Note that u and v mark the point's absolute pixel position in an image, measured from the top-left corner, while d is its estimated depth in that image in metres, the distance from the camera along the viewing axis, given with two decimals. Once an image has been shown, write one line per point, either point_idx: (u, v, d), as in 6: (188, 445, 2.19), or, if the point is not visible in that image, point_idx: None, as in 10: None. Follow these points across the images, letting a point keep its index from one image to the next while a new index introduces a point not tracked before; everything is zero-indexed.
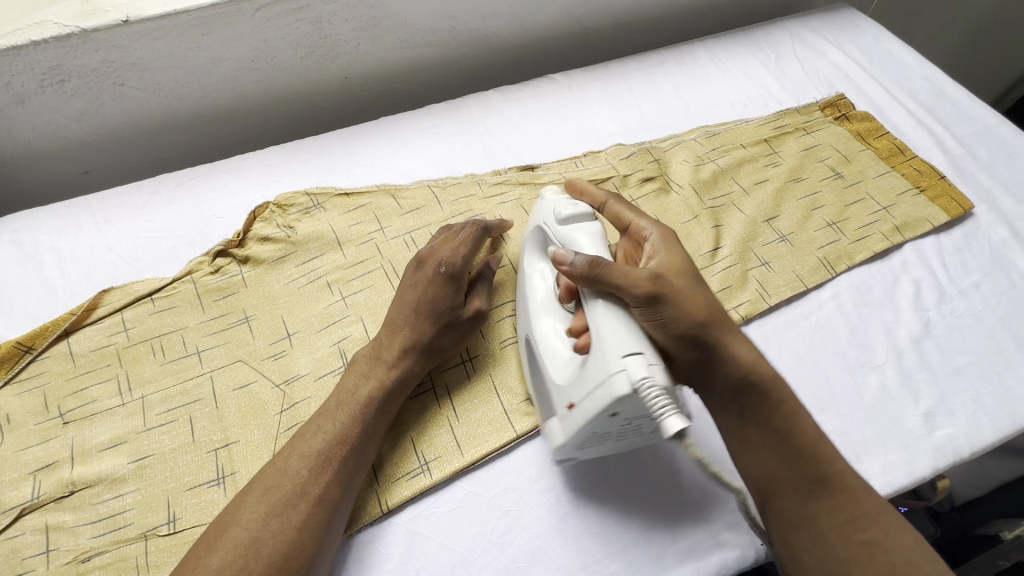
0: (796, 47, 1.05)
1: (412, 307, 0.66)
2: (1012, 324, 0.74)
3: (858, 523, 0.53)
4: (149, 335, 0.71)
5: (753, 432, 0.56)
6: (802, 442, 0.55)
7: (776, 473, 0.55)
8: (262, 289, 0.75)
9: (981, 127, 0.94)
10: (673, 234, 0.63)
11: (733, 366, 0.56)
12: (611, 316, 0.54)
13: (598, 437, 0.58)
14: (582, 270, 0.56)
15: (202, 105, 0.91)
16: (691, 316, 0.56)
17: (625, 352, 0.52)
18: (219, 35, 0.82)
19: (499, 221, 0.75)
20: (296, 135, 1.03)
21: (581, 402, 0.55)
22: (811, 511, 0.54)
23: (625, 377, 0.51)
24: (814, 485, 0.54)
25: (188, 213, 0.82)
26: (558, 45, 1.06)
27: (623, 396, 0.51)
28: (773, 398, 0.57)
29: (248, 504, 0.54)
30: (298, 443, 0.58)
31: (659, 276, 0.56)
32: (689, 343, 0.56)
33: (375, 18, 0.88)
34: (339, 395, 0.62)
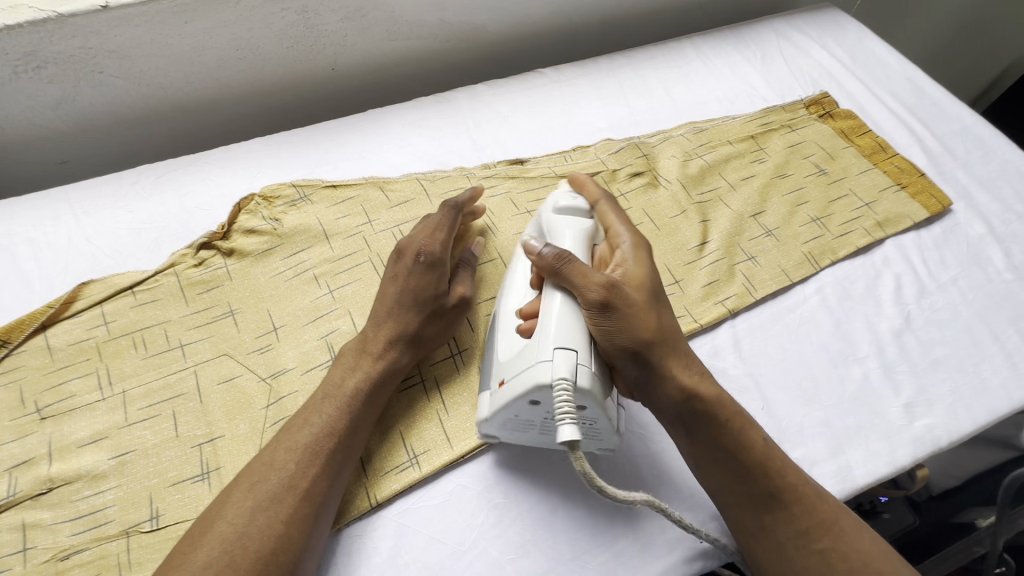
0: (782, 46, 1.06)
1: (395, 299, 0.66)
2: (989, 317, 0.76)
3: (814, 533, 0.54)
4: (131, 328, 0.69)
5: (702, 448, 0.57)
6: (752, 458, 0.56)
7: (730, 486, 0.56)
8: (247, 282, 0.74)
9: (959, 126, 0.96)
10: (646, 246, 0.63)
11: (673, 387, 0.57)
12: (562, 307, 0.57)
13: (519, 424, 0.59)
14: (547, 260, 0.58)
15: (184, 94, 0.89)
16: (638, 331, 0.56)
17: (558, 345, 0.54)
18: (202, 23, 0.80)
19: (470, 192, 0.74)
20: (281, 127, 1.02)
21: (508, 380, 0.57)
22: (766, 524, 0.55)
23: (550, 367, 0.53)
24: (767, 499, 0.55)
25: (170, 205, 0.80)
26: (548, 40, 1.07)
27: (544, 385, 0.53)
28: (722, 417, 0.57)
29: (235, 500, 0.53)
30: (285, 437, 0.57)
31: (617, 284, 0.57)
32: (631, 358, 0.56)
33: (363, 8, 0.87)
34: (326, 388, 0.61)
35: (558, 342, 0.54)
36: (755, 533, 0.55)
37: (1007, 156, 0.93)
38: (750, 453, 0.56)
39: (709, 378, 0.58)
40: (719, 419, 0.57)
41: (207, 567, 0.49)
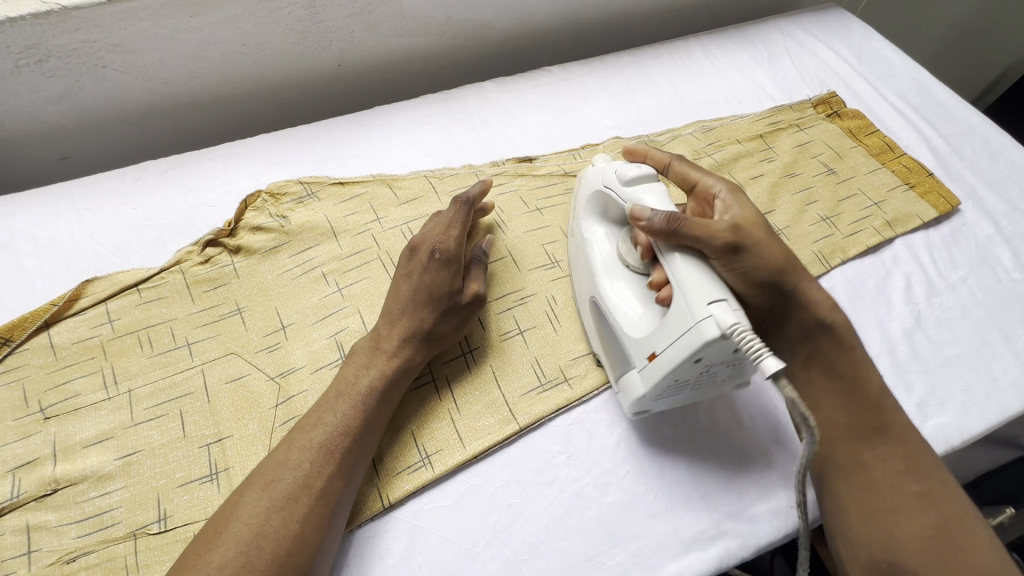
0: (788, 45, 1.07)
1: (409, 296, 0.65)
2: (998, 316, 0.76)
3: (913, 475, 0.58)
4: (136, 327, 0.68)
5: (819, 376, 0.64)
6: (868, 391, 0.62)
7: (837, 418, 0.62)
8: (254, 280, 0.73)
9: (965, 127, 0.97)
10: (741, 190, 0.66)
11: (807, 313, 0.64)
12: (689, 271, 0.55)
13: (674, 389, 0.59)
14: (662, 228, 0.57)
15: (188, 89, 0.88)
16: (770, 261, 0.62)
17: (711, 299, 0.53)
18: (208, 18, 0.79)
19: (479, 183, 0.72)
20: (285, 124, 1.00)
21: (664, 350, 0.56)
22: (866, 458, 0.60)
23: (712, 321, 0.52)
24: (871, 435, 0.60)
25: (174, 202, 0.79)
26: (555, 38, 1.06)
27: (712, 341, 0.51)
28: (847, 343, 0.64)
29: (248, 499, 0.52)
30: (299, 435, 0.56)
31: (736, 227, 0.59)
32: (767, 288, 0.62)
33: (370, 4, 0.86)
34: (339, 387, 0.60)
35: (709, 297, 0.53)
36: (857, 478, 0.60)
37: (1013, 157, 0.93)
38: (865, 388, 0.62)
39: (835, 306, 0.65)
40: (837, 346, 0.64)
41: (221, 568, 0.48)
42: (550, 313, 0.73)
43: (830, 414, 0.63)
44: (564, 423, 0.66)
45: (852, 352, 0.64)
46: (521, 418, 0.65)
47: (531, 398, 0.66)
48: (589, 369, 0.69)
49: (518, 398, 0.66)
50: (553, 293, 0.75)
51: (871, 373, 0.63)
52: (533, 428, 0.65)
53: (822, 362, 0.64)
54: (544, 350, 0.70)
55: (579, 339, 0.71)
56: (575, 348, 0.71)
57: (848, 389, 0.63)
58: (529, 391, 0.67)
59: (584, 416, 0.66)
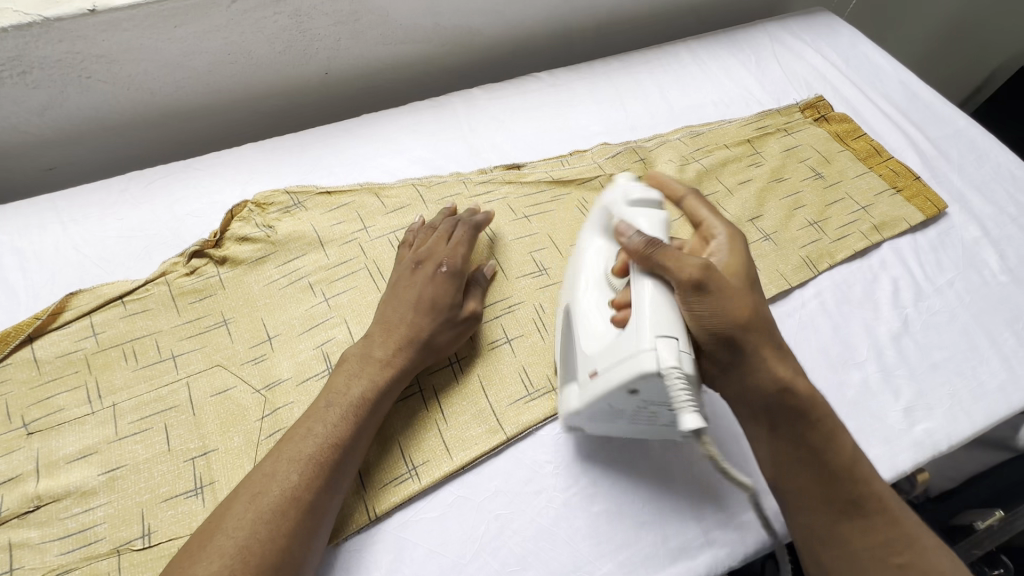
0: (776, 50, 1.07)
1: (411, 305, 0.66)
2: (985, 320, 0.77)
3: (895, 547, 0.54)
4: (121, 340, 0.67)
5: (785, 445, 0.58)
6: (838, 461, 0.56)
7: (809, 491, 0.56)
8: (240, 290, 0.72)
9: (952, 130, 0.97)
10: (740, 236, 0.65)
11: (767, 377, 0.57)
12: (653, 297, 0.55)
13: (609, 413, 0.59)
14: (638, 247, 0.57)
15: (174, 99, 0.88)
16: (730, 315, 0.56)
17: (660, 334, 0.52)
18: (193, 27, 0.79)
19: (486, 214, 0.74)
20: (274, 132, 1.00)
21: (604, 370, 0.55)
22: (843, 530, 0.55)
23: (655, 356, 0.52)
24: (847, 506, 0.55)
25: (160, 213, 0.79)
26: (544, 44, 1.06)
27: (649, 375, 0.52)
28: (814, 412, 0.57)
29: (235, 510, 0.51)
30: (287, 447, 0.55)
31: (712, 266, 0.57)
32: (723, 343, 0.57)
33: (356, 12, 0.86)
34: (330, 396, 0.59)
35: (660, 330, 0.52)
36: (834, 553, 0.55)
37: (999, 159, 0.93)
38: (837, 459, 0.56)
39: (801, 372, 0.59)
40: (806, 416, 0.57)
41: None
42: (538, 321, 0.73)
43: (800, 485, 0.57)
44: (551, 432, 0.65)
45: (820, 421, 0.57)
46: (508, 428, 0.64)
47: (518, 408, 0.66)
48: None
49: (505, 408, 0.66)
50: (541, 301, 0.74)
51: (843, 434, 0.58)
52: (521, 437, 0.65)
53: (789, 433, 0.57)
54: (532, 358, 0.70)
55: None
56: None
57: (814, 458, 0.56)
58: (517, 401, 0.66)
59: (571, 425, 0.66)
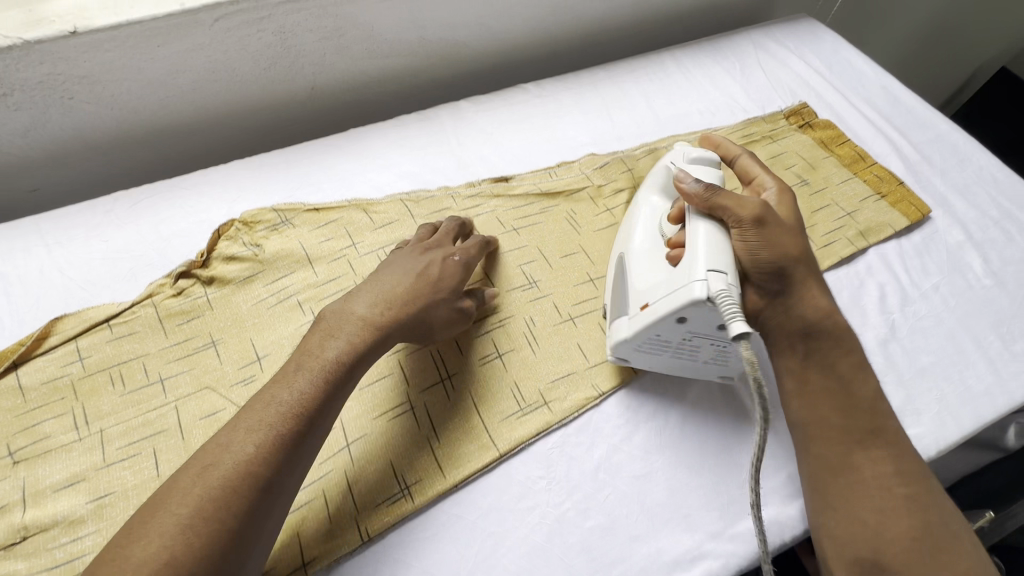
0: (760, 57, 1.08)
1: (412, 275, 0.65)
2: (970, 323, 0.77)
3: (903, 479, 0.58)
4: (107, 364, 0.67)
5: (815, 376, 0.63)
6: (860, 396, 0.62)
7: (829, 420, 0.62)
8: (229, 310, 0.72)
9: (935, 134, 0.98)
10: (789, 189, 0.70)
11: (807, 308, 0.64)
12: (706, 237, 0.61)
13: (655, 345, 0.65)
14: (697, 193, 0.64)
15: (159, 117, 0.87)
16: (785, 248, 0.63)
17: (711, 268, 0.58)
18: (176, 46, 0.78)
19: (464, 218, 0.77)
20: (261, 148, 1.00)
21: (655, 302, 0.62)
22: (857, 459, 0.60)
23: (705, 284, 0.57)
24: (864, 438, 0.60)
25: (146, 233, 0.78)
26: (530, 55, 1.07)
27: (700, 300, 0.57)
28: (840, 343, 0.65)
29: (182, 485, 0.49)
30: (246, 416, 0.53)
31: (768, 207, 0.64)
32: (774, 274, 0.63)
33: (341, 28, 0.87)
34: (301, 358, 0.57)
35: (711, 265, 0.59)
36: (845, 478, 0.59)
37: (981, 163, 0.95)
38: (860, 391, 0.63)
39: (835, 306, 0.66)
40: (836, 344, 0.64)
41: (143, 563, 0.44)
42: (529, 334, 0.73)
43: (825, 413, 0.62)
44: (544, 447, 0.65)
45: (847, 353, 0.64)
46: (501, 444, 0.64)
47: (510, 424, 0.66)
48: (568, 392, 0.69)
49: (498, 424, 0.66)
50: (531, 313, 0.75)
51: (866, 377, 0.64)
52: (513, 453, 0.65)
53: (821, 363, 0.63)
54: (522, 374, 0.70)
55: (559, 361, 0.71)
56: (554, 371, 0.70)
57: (844, 389, 0.63)
58: (508, 416, 0.66)
59: (564, 439, 0.66)
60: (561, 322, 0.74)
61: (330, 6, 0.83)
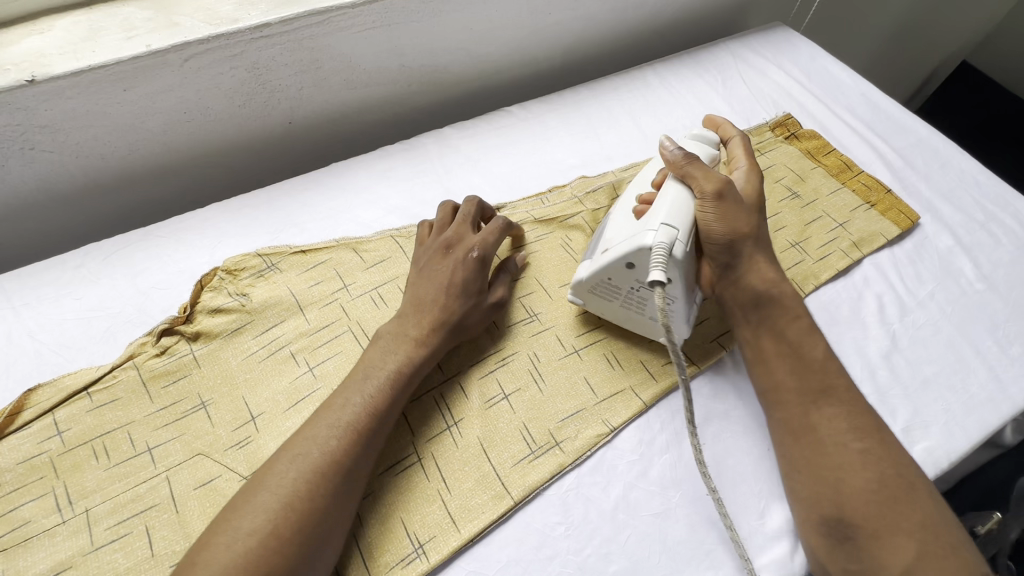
0: (740, 68, 1.08)
1: (441, 286, 0.67)
2: (967, 330, 0.78)
3: (857, 433, 0.60)
4: (88, 437, 0.62)
5: (769, 343, 0.67)
6: (812, 359, 0.64)
7: (785, 383, 0.64)
8: (217, 367, 0.68)
9: (916, 138, 1.00)
10: (759, 170, 0.74)
11: (756, 278, 0.68)
12: (674, 197, 0.67)
13: (607, 290, 0.70)
14: (675, 159, 0.69)
15: (129, 162, 0.82)
16: (736, 223, 0.67)
17: (665, 221, 0.64)
18: (143, 89, 0.74)
19: (473, 199, 0.75)
20: (240, 187, 0.96)
21: (611, 247, 0.67)
22: (813, 418, 0.61)
23: (654, 234, 0.63)
24: (818, 396, 0.62)
25: (122, 288, 0.74)
26: (512, 76, 1.05)
27: (643, 246, 0.63)
28: (791, 312, 0.68)
29: (280, 466, 0.53)
30: (328, 412, 0.57)
31: (732, 184, 0.68)
32: (725, 247, 0.68)
33: (317, 60, 0.83)
34: (368, 368, 0.62)
35: (666, 220, 0.64)
36: (804, 436, 0.61)
37: (962, 166, 0.96)
38: (811, 354, 0.65)
39: (787, 282, 0.70)
40: (786, 314, 0.67)
41: (251, 534, 0.49)
42: (534, 371, 0.71)
43: (781, 378, 0.64)
44: (559, 490, 0.63)
45: (798, 320, 0.67)
46: (515, 492, 0.62)
47: (524, 468, 0.64)
48: (580, 430, 0.67)
49: (510, 469, 0.64)
50: (535, 349, 0.73)
51: (818, 343, 0.66)
52: (529, 499, 0.62)
53: (771, 329, 0.67)
54: (531, 413, 0.68)
55: (566, 397, 0.69)
56: (563, 409, 0.68)
57: (794, 354, 0.65)
58: (520, 461, 0.64)
59: (579, 480, 0.64)
60: (565, 356, 0.72)
61: (305, 38, 0.80)
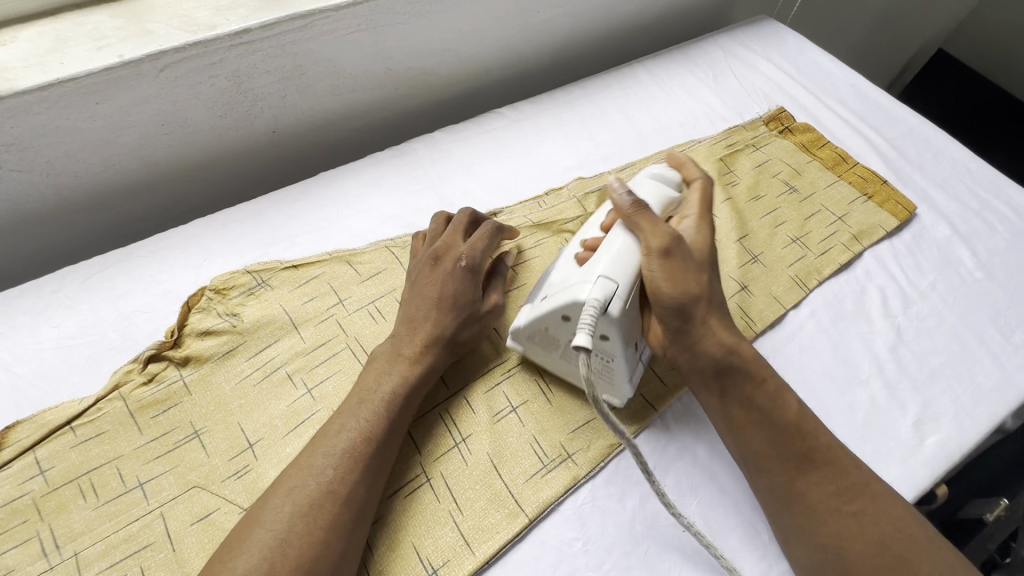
0: (730, 62, 1.07)
1: (433, 302, 0.65)
2: (969, 319, 0.78)
3: (846, 495, 0.56)
4: (74, 474, 0.59)
5: (738, 411, 0.60)
6: (787, 420, 0.59)
7: (763, 451, 0.58)
8: (210, 393, 0.65)
9: (907, 128, 1.00)
10: (711, 223, 0.67)
11: (712, 343, 0.60)
12: (620, 248, 0.60)
13: (545, 340, 0.65)
14: (624, 206, 0.62)
15: (104, 179, 0.78)
16: (689, 283, 0.60)
17: (605, 274, 0.59)
18: (116, 102, 0.70)
19: (464, 208, 0.72)
20: (224, 201, 0.92)
21: (550, 295, 0.62)
22: (801, 487, 0.57)
23: (590, 287, 0.58)
24: (801, 461, 0.57)
25: (103, 312, 0.70)
26: (502, 76, 1.02)
27: (580, 299, 0.58)
28: (754, 375, 0.61)
29: (275, 502, 0.51)
30: (321, 442, 0.55)
31: (683, 240, 0.61)
32: (675, 310, 0.60)
33: (301, 66, 0.80)
34: (360, 394, 0.59)
35: (606, 272, 0.59)
36: (793, 506, 0.57)
37: (953, 155, 0.97)
38: (783, 417, 0.59)
39: (746, 343, 0.62)
40: (751, 379, 0.60)
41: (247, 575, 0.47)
42: (541, 382, 0.69)
43: (757, 446, 0.58)
44: (574, 505, 0.61)
45: (763, 381, 0.60)
46: (529, 509, 0.60)
47: (538, 483, 0.62)
48: (591, 441, 0.65)
49: (523, 486, 0.62)
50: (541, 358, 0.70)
51: (789, 395, 0.61)
52: (544, 515, 0.60)
53: (733, 398, 0.60)
54: (541, 425, 0.66)
55: (576, 407, 0.67)
56: (573, 420, 0.66)
57: (765, 421, 0.59)
58: (533, 476, 0.62)
59: (594, 493, 0.62)
60: None
61: (287, 44, 0.76)
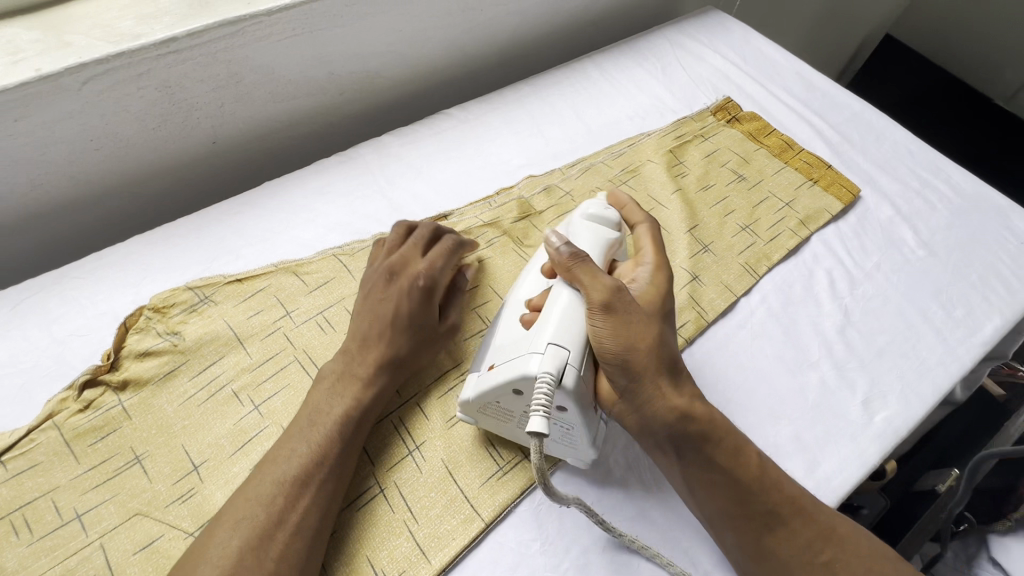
0: (677, 54, 1.08)
1: (387, 321, 0.63)
2: (913, 296, 0.80)
3: (816, 547, 0.55)
4: (6, 510, 0.56)
5: (698, 472, 0.57)
6: (750, 478, 0.56)
7: (729, 511, 0.56)
8: (151, 416, 0.62)
9: (850, 113, 1.02)
10: (667, 271, 0.64)
11: (665, 407, 0.56)
12: (563, 304, 0.59)
13: (498, 412, 0.60)
14: (562, 259, 0.60)
15: (32, 199, 0.75)
16: (633, 337, 0.57)
17: (554, 341, 0.56)
18: (38, 118, 0.67)
19: (429, 223, 0.72)
20: (166, 216, 0.89)
21: (499, 365, 0.58)
22: (767, 543, 0.55)
23: (540, 359, 0.55)
24: (767, 520, 0.55)
25: (35, 338, 0.67)
26: (450, 76, 1.01)
27: (529, 374, 0.55)
28: (714, 435, 0.57)
29: (222, 535, 0.50)
30: (269, 468, 0.54)
31: (626, 291, 0.59)
32: (620, 368, 0.57)
33: (236, 73, 0.78)
34: (310, 415, 0.58)
35: (555, 338, 0.56)
36: (764, 562, 0.55)
37: (894, 137, 0.99)
38: (746, 476, 0.57)
39: (703, 402, 0.59)
40: (711, 441, 0.57)
41: None
42: None
43: (723, 506, 0.56)
44: (531, 505, 0.61)
45: (724, 440, 0.57)
46: (485, 513, 0.59)
47: (495, 486, 0.61)
48: None
49: (478, 490, 0.61)
50: None
51: (748, 445, 0.59)
52: (501, 518, 0.60)
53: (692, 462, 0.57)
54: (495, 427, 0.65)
55: None
56: None
57: (729, 484, 0.56)
58: (488, 479, 0.62)
59: None
60: None
61: (218, 52, 0.74)
